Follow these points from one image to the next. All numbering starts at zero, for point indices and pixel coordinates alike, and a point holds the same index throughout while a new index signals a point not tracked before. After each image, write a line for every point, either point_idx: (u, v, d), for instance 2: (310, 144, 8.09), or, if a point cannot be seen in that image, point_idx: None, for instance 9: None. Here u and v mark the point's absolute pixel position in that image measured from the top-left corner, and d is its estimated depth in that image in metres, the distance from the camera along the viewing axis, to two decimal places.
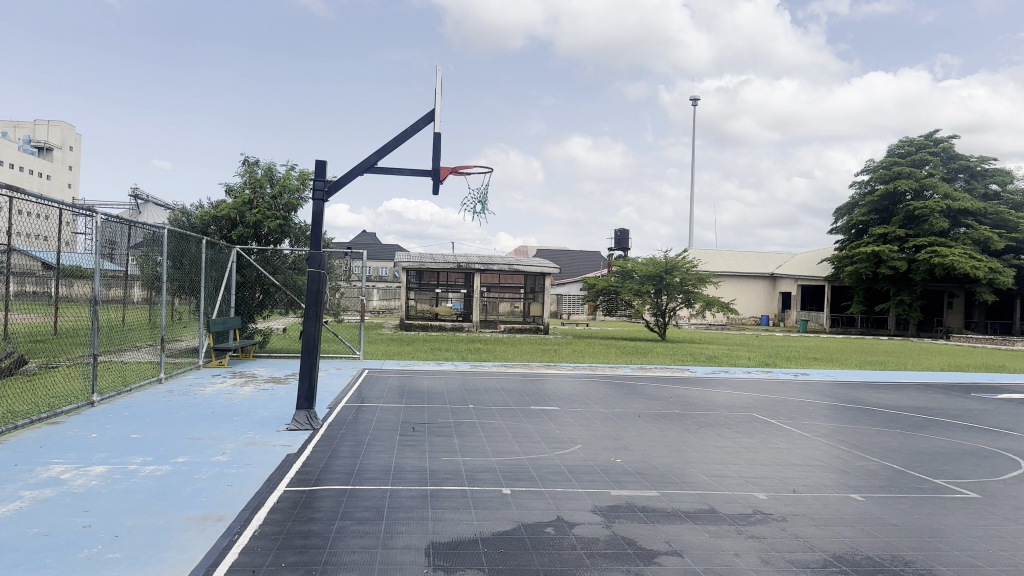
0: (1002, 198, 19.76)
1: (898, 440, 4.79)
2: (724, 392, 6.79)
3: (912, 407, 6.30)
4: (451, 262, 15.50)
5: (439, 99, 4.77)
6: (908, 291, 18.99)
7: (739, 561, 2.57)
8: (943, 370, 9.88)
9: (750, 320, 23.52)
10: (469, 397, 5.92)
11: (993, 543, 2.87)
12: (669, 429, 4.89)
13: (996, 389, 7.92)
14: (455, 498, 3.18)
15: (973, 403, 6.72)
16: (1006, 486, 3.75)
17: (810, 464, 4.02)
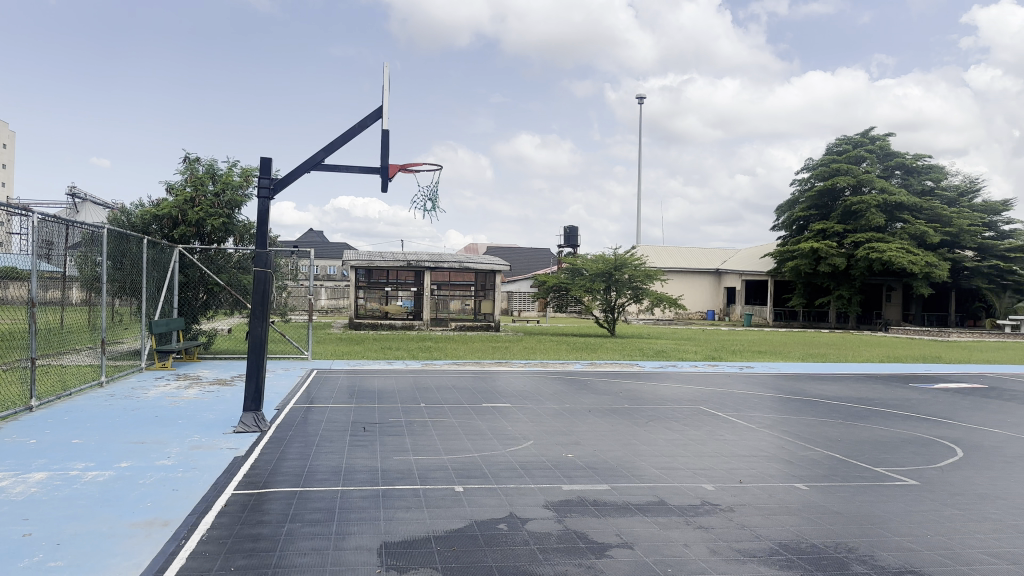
0: (936, 194, 20.50)
1: (842, 430, 4.94)
2: (673, 386, 6.91)
3: (854, 397, 6.51)
4: (400, 260, 15.35)
5: (386, 96, 4.72)
6: (847, 285, 19.59)
7: (688, 551, 2.62)
8: (885, 361, 10.22)
9: (696, 315, 24.01)
10: (421, 395, 5.88)
11: (931, 528, 2.98)
12: (620, 422, 4.95)
13: (935, 379, 8.24)
14: (406, 498, 3.16)
15: (914, 393, 6.97)
16: (943, 473, 3.90)
17: (755, 455, 4.13)
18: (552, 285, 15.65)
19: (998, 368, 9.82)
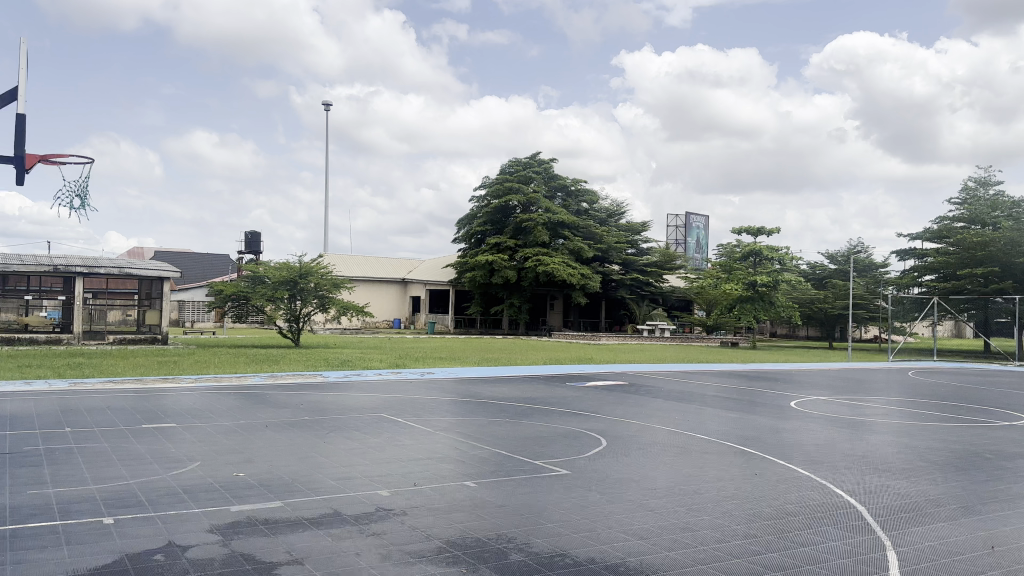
0: (590, 215, 23.39)
1: (510, 429, 5.36)
2: (352, 394, 6.95)
3: (523, 397, 7.12)
4: (44, 264, 13.31)
5: (24, 78, 4.10)
6: (518, 294, 21.45)
7: (358, 559, 2.65)
8: (544, 363, 11.38)
9: (384, 323, 24.44)
10: (67, 420, 5.15)
11: (575, 512, 3.37)
12: (299, 436, 4.83)
13: (584, 377, 9.37)
14: (43, 536, 2.75)
15: (569, 390, 7.88)
16: (589, 461, 4.44)
17: (430, 458, 4.30)
18: (230, 294, 14.80)
19: (630, 367, 11.52)
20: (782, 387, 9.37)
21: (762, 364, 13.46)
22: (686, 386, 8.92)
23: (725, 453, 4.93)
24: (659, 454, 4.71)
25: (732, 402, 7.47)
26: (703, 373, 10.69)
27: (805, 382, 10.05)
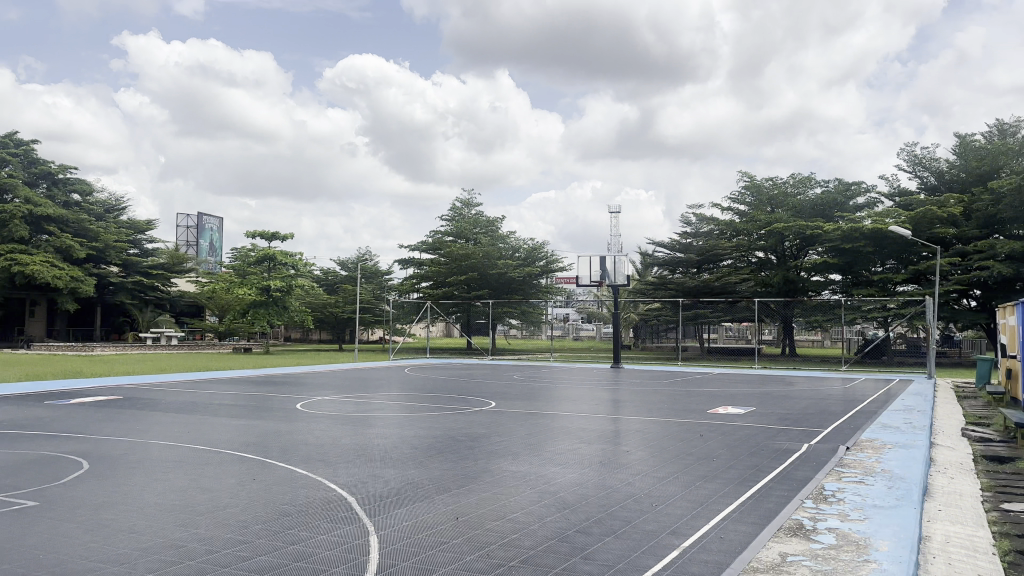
0: None
1: (464, 506, 7.88)
2: (368, 471, 9.33)
3: (453, 477, 9.47)
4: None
5: None
6: None
7: None
8: (435, 433, 13.49)
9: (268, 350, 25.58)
10: (235, 502, 7.31)
11: (642, 558, 6.27)
12: (412, 513, 7.36)
13: (477, 452, 11.69)
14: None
15: (480, 468, 10.20)
16: (608, 526, 7.38)
17: (520, 530, 7.02)
18: None
19: (507, 433, 13.99)
20: (635, 451, 12.35)
21: (616, 421, 16.20)
22: (563, 455, 11.80)
23: (611, 513, 7.87)
24: (572, 520, 7.52)
25: (603, 471, 10.41)
26: (570, 440, 13.33)
27: (651, 445, 13.06)
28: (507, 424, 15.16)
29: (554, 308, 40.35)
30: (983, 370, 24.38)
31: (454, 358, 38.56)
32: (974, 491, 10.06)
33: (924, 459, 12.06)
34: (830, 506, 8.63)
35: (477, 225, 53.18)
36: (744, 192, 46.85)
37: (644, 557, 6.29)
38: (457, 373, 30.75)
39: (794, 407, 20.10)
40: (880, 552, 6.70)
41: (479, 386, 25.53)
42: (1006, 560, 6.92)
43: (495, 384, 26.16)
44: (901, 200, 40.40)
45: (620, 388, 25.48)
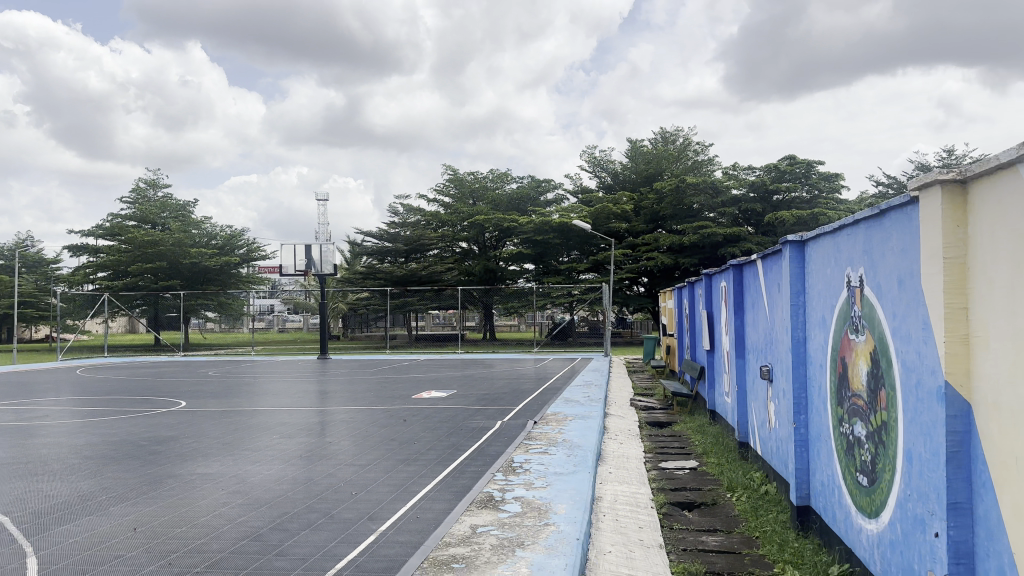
0: None
1: (143, 516, 8.22)
2: (35, 494, 9.26)
3: (136, 484, 9.96)
4: None
5: None
6: None
7: None
8: (109, 438, 13.91)
9: None
10: None
11: (310, 540, 7.20)
12: (85, 530, 7.66)
13: (166, 455, 12.25)
14: None
15: (169, 470, 10.91)
16: (298, 516, 8.13)
17: (203, 532, 7.57)
18: None
19: (199, 432, 14.54)
20: (339, 441, 13.25)
21: (319, 413, 17.03)
22: (264, 451, 12.34)
23: (308, 506, 8.55)
24: (265, 518, 8.06)
25: (307, 464, 11.08)
26: (269, 435, 14.02)
27: (357, 434, 14.03)
28: (199, 424, 15.76)
29: (254, 300, 39.64)
30: (649, 346, 28.45)
31: (139, 355, 35.57)
32: (636, 453, 12.17)
33: (600, 427, 13.88)
34: (518, 477, 9.68)
35: (167, 208, 49.28)
36: (448, 185, 49.39)
37: (340, 546, 7.01)
38: (138, 372, 29.02)
39: (490, 386, 22.07)
40: (559, 515, 7.73)
41: (169, 385, 24.44)
42: (661, 511, 8.70)
43: (189, 382, 25.24)
44: (583, 197, 45.60)
45: (325, 378, 25.85)
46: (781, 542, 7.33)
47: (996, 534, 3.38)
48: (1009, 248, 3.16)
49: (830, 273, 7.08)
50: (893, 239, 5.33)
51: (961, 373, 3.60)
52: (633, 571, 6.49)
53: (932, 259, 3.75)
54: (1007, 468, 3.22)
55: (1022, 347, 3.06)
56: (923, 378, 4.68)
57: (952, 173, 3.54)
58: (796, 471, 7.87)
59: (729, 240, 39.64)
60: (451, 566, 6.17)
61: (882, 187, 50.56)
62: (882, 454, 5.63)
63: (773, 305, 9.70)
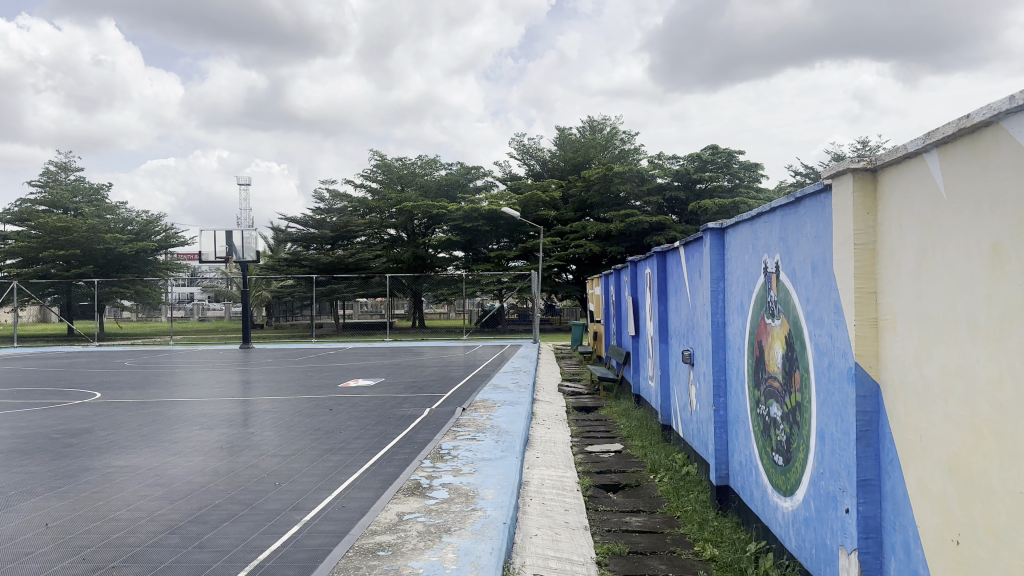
0: None
1: (55, 511, 7.87)
2: None
3: (49, 478, 9.54)
4: None
5: None
6: None
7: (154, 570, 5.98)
8: (20, 432, 13.23)
9: None
10: None
11: (237, 530, 7.01)
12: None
13: (81, 448, 11.71)
14: None
15: (83, 463, 10.46)
16: (222, 507, 7.90)
17: (121, 525, 7.29)
18: None
19: (115, 424, 13.96)
20: (263, 431, 12.88)
21: (242, 403, 16.54)
22: (185, 442, 11.89)
23: (232, 498, 8.26)
24: (185, 511, 7.77)
25: (230, 456, 10.72)
26: (189, 426, 13.52)
27: (282, 424, 13.67)
28: (116, 415, 15.15)
29: (173, 288, 38.14)
30: (576, 332, 28.59)
31: (50, 346, 33.87)
32: (564, 438, 12.26)
33: (527, 413, 13.79)
34: (446, 463, 9.48)
35: (77, 192, 46.70)
36: (375, 170, 48.52)
37: (263, 537, 6.80)
38: (49, 363, 27.66)
39: (418, 374, 21.86)
40: (486, 500, 7.55)
41: (81, 376, 23.29)
42: (586, 494, 8.83)
43: (103, 373, 24.15)
44: (512, 184, 45.53)
45: (248, 367, 25.10)
46: (701, 521, 7.50)
47: (901, 508, 3.82)
48: (914, 237, 3.55)
49: (747, 258, 7.25)
50: (808, 226, 5.48)
51: (871, 354, 4.02)
52: (559, 553, 6.57)
53: (844, 248, 4.16)
54: (913, 444, 3.63)
55: (926, 330, 3.47)
56: (835, 361, 4.82)
57: (863, 164, 3.94)
58: (716, 451, 8.01)
59: (654, 228, 40.39)
60: (377, 554, 6.03)
61: (797, 176, 52.58)
62: (796, 435, 5.77)
63: (694, 291, 9.88)
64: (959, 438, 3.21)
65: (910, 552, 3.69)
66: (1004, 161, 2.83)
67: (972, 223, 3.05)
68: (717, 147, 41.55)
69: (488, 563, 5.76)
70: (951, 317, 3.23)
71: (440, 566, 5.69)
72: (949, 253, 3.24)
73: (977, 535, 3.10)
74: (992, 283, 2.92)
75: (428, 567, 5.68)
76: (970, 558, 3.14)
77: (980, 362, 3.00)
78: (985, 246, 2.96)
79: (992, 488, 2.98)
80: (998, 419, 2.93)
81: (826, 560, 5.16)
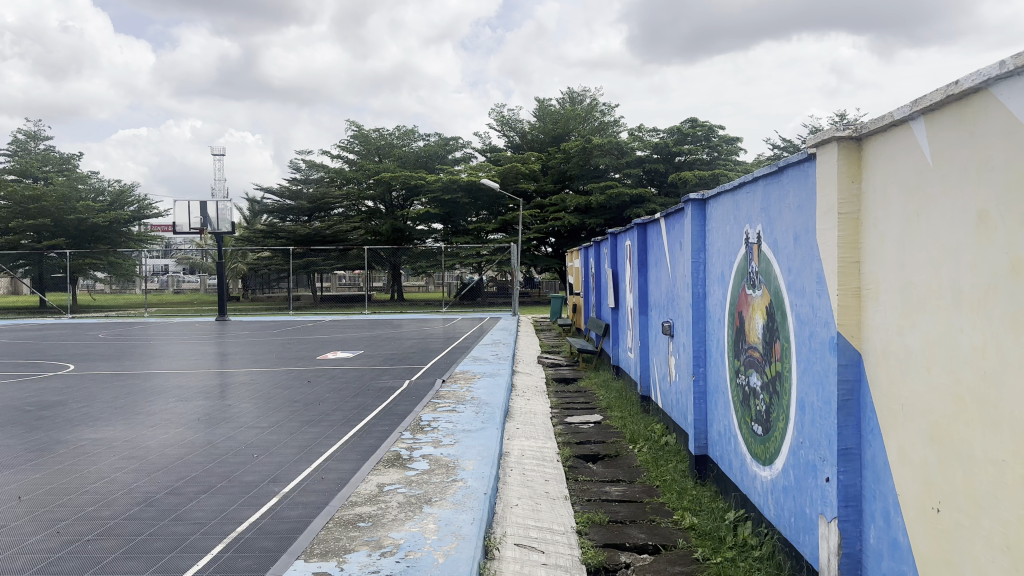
0: None
1: (27, 484, 7.12)
2: None
3: (17, 451, 8.74)
4: None
5: None
6: None
7: (127, 543, 5.29)
8: None
9: None
10: None
11: (216, 503, 6.32)
12: None
13: (53, 420, 10.93)
14: None
15: (53, 436, 9.67)
16: (195, 479, 7.20)
17: (92, 498, 6.57)
18: None
19: (88, 396, 13.16)
20: (240, 403, 12.14)
21: (219, 375, 15.74)
22: (160, 414, 11.14)
23: (208, 470, 7.55)
24: (161, 483, 7.06)
25: (204, 428, 9.97)
26: (163, 398, 12.73)
27: (259, 395, 12.94)
28: (89, 388, 14.27)
29: (147, 259, 36.80)
30: (556, 305, 27.88)
31: (22, 319, 32.54)
32: (544, 409, 11.64)
33: (508, 384, 13.13)
34: (426, 435, 8.81)
35: (48, 162, 44.72)
36: (353, 141, 47.22)
37: (241, 509, 6.10)
38: (19, 336, 26.39)
39: (398, 346, 21.13)
40: (467, 471, 6.91)
41: (52, 348, 22.25)
42: (566, 464, 8.24)
43: (75, 345, 23.09)
44: (491, 155, 44.42)
45: (225, 339, 24.18)
46: (680, 490, 6.94)
47: (881, 477, 3.17)
48: (897, 204, 2.94)
49: (728, 230, 6.55)
50: (790, 194, 4.80)
51: (854, 324, 3.36)
52: (540, 523, 5.95)
53: (825, 215, 3.49)
54: (891, 413, 3.03)
55: (908, 298, 2.88)
56: (817, 330, 4.21)
57: (846, 131, 3.24)
58: (693, 421, 7.38)
59: (634, 201, 39.70)
60: (358, 525, 5.37)
61: (776, 150, 51.87)
62: (775, 404, 5.16)
63: (674, 262, 9.19)
64: (940, 406, 2.65)
65: (889, 521, 3.08)
66: (995, 120, 2.27)
67: (958, 185, 2.50)
68: (698, 120, 40.52)
69: (471, 533, 5.14)
70: (935, 283, 2.64)
71: (421, 537, 5.05)
72: (933, 219, 2.67)
73: (959, 504, 2.55)
74: (977, 250, 2.39)
75: (409, 538, 5.03)
76: (951, 531, 2.60)
77: (963, 330, 2.46)
78: (971, 213, 2.42)
79: (975, 459, 2.45)
80: (982, 388, 2.39)
81: (807, 530, 4.56)
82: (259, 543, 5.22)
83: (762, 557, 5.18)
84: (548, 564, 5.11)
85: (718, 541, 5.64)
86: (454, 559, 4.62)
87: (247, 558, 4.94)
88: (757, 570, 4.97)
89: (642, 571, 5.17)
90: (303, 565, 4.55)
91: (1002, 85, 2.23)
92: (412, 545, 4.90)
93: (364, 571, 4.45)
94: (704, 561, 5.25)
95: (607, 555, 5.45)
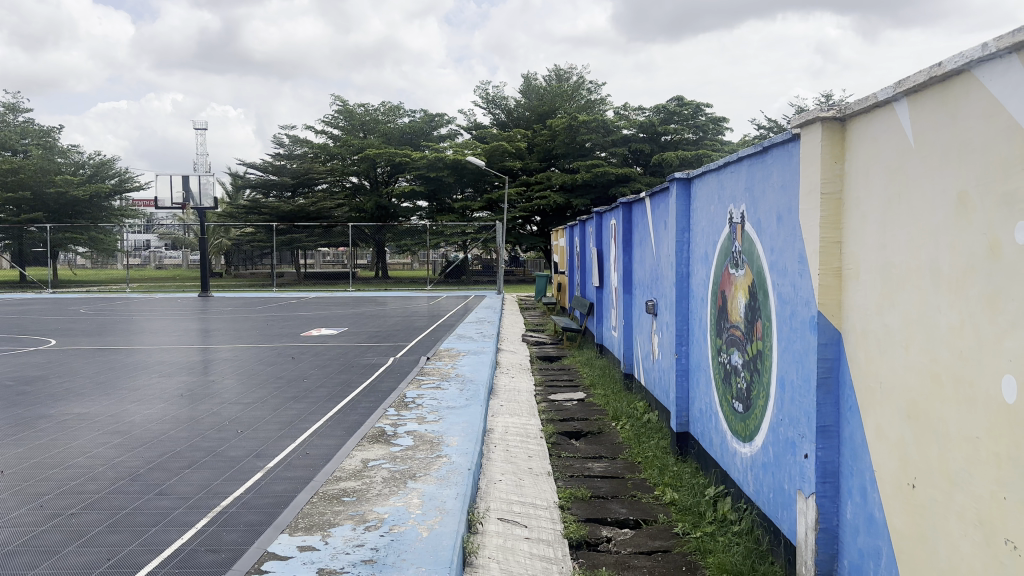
0: None
1: (11, 458, 7.23)
2: None
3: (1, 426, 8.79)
4: None
5: None
6: None
7: (111, 516, 5.44)
8: None
9: None
10: None
11: (203, 476, 6.50)
12: None
13: (36, 395, 10.97)
14: None
15: (37, 411, 9.73)
16: (183, 454, 7.34)
17: (77, 472, 6.70)
18: None
19: (71, 372, 13.14)
20: (224, 379, 12.24)
21: (202, 351, 15.78)
22: (144, 390, 11.20)
23: (193, 445, 7.68)
24: (145, 458, 7.17)
25: (189, 403, 10.07)
26: (146, 374, 12.76)
27: (242, 372, 13.01)
28: (71, 363, 14.25)
29: (128, 234, 36.35)
30: (540, 283, 27.94)
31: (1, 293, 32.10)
32: (527, 387, 11.83)
33: (491, 361, 13.30)
34: (410, 412, 8.97)
35: (26, 134, 44.04)
36: (338, 116, 46.80)
37: (227, 484, 6.26)
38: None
39: (382, 324, 21.20)
40: (451, 447, 7.10)
41: (33, 323, 22.09)
42: (550, 441, 8.44)
43: (56, 321, 22.93)
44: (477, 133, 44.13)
45: (208, 316, 24.11)
46: (662, 466, 7.19)
47: (858, 453, 3.39)
48: (879, 185, 3.12)
49: (713, 210, 6.71)
50: (774, 175, 4.97)
51: (834, 304, 3.55)
52: (522, 498, 6.15)
53: (809, 197, 3.66)
54: (871, 391, 3.22)
55: (889, 278, 3.06)
56: (798, 310, 4.42)
57: (832, 112, 3.41)
58: (676, 399, 7.59)
59: (620, 180, 39.79)
60: (342, 500, 5.54)
61: (764, 130, 51.84)
62: (756, 381, 5.38)
63: (659, 241, 9.34)
64: (918, 385, 2.85)
65: (866, 496, 3.29)
66: (977, 101, 2.43)
67: (939, 168, 2.67)
68: (685, 98, 40.49)
69: (454, 507, 5.33)
70: (915, 263, 2.82)
71: (405, 511, 5.24)
72: (915, 201, 2.85)
73: (933, 478, 2.75)
74: (958, 232, 2.57)
75: (393, 512, 5.22)
76: (927, 506, 2.80)
77: (942, 310, 2.65)
78: (951, 194, 2.60)
79: (950, 437, 2.64)
80: (958, 366, 2.58)
81: (785, 506, 4.77)
82: (245, 517, 5.38)
83: (742, 532, 5.39)
84: (531, 539, 5.32)
85: (698, 516, 5.90)
86: (437, 533, 4.81)
87: (233, 532, 5.08)
88: (737, 543, 5.19)
89: (623, 545, 5.41)
90: (287, 539, 4.73)
91: (984, 67, 2.39)
92: (395, 519, 5.09)
93: (348, 545, 4.62)
94: (684, 536, 5.49)
95: (589, 530, 5.68)
